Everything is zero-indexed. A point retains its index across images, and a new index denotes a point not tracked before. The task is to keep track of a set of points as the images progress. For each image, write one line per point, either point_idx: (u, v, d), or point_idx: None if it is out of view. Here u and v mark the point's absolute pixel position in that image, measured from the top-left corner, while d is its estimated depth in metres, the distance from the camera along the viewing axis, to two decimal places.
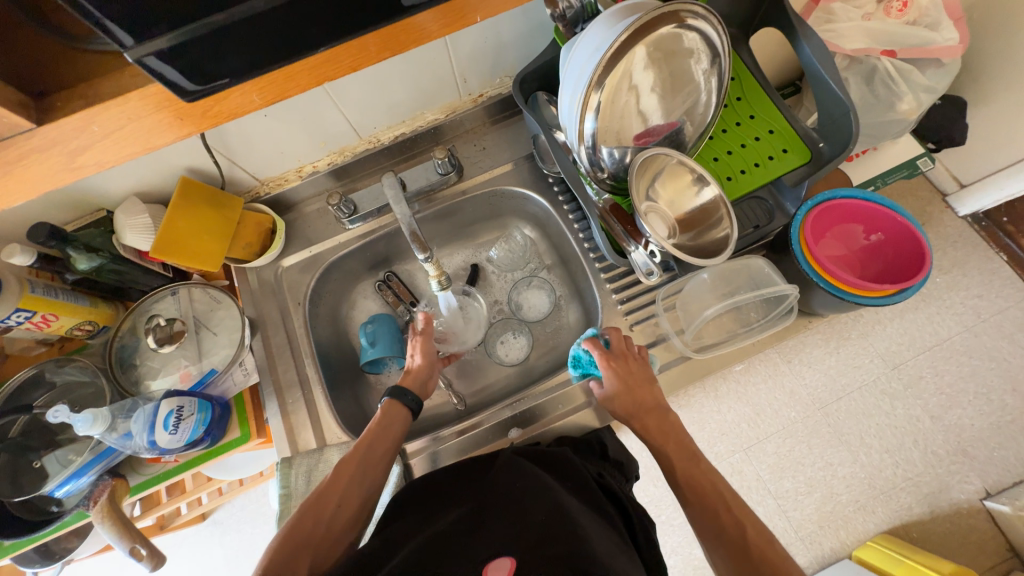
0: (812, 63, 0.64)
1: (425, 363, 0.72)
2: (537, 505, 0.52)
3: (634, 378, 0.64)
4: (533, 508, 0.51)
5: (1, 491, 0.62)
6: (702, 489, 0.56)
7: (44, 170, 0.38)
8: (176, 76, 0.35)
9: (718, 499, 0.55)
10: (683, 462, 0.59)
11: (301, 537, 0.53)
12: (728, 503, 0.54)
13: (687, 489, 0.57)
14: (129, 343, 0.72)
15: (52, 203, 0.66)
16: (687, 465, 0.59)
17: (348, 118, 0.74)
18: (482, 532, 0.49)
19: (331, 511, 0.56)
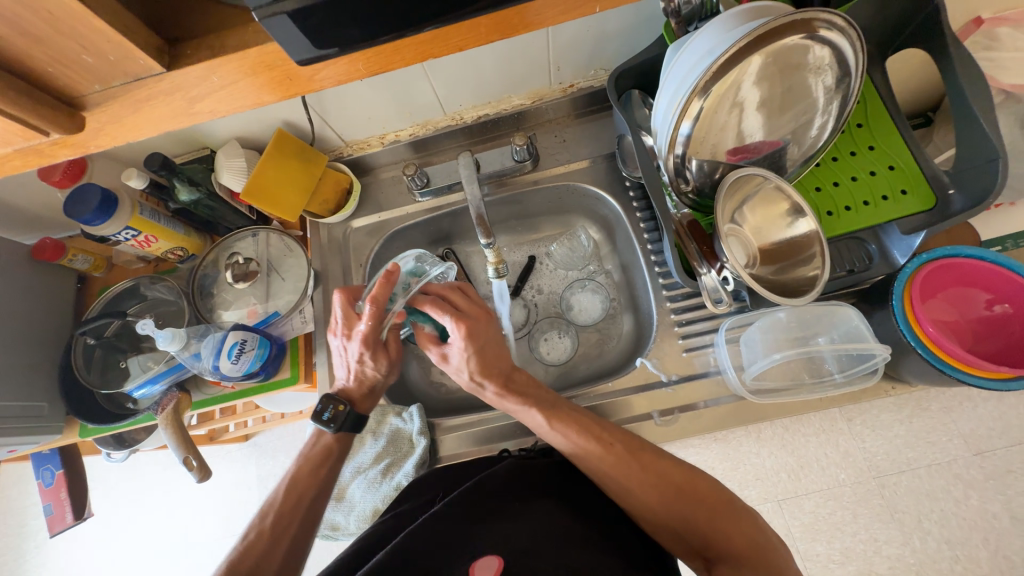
0: (963, 97, 0.55)
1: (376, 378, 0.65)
2: (526, 508, 0.55)
3: (492, 345, 0.60)
4: (523, 510, 0.54)
5: (93, 381, 0.72)
6: (664, 482, 0.54)
7: (164, 116, 0.34)
8: (276, 40, 0.31)
9: (693, 494, 0.53)
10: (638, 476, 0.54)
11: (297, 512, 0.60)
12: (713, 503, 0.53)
13: (653, 495, 0.53)
14: (211, 274, 0.78)
15: (166, 136, 0.73)
16: (648, 478, 0.54)
17: (436, 92, 0.74)
18: (482, 526, 0.52)
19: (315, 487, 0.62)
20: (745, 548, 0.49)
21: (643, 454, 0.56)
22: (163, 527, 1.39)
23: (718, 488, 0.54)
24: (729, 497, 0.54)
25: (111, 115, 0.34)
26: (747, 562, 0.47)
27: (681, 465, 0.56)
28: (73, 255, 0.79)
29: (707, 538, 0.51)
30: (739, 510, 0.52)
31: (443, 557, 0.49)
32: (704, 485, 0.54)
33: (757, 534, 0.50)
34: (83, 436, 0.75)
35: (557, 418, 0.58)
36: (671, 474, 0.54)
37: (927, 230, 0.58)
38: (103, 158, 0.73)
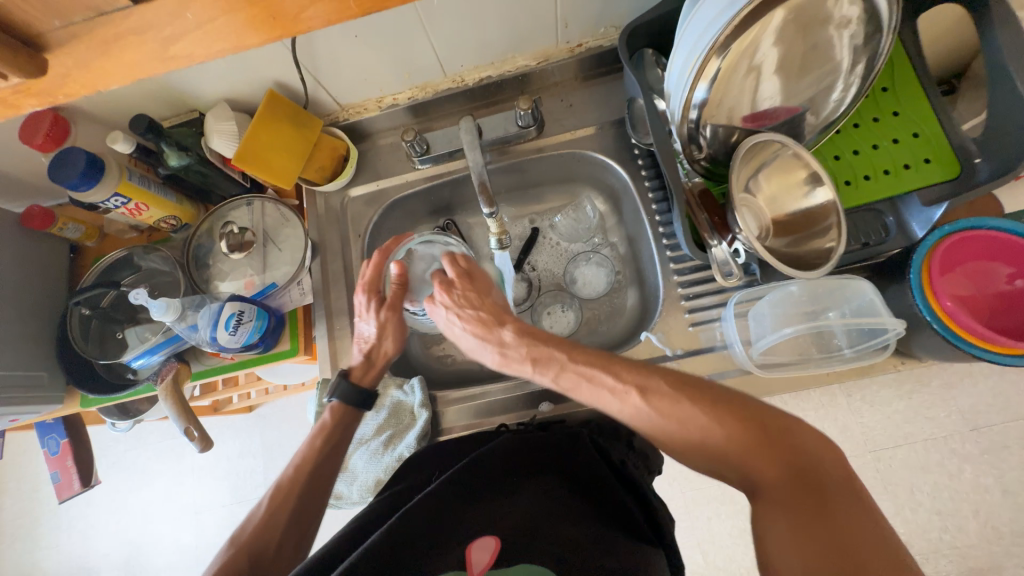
0: (1000, 56, 0.51)
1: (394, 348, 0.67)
2: (524, 491, 0.55)
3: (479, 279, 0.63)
4: (521, 494, 0.55)
5: (91, 351, 0.71)
6: (688, 423, 0.46)
7: (136, 61, 0.31)
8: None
9: (724, 435, 0.45)
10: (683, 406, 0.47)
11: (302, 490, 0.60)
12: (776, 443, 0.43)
13: (704, 429, 0.45)
14: (205, 244, 0.76)
15: (151, 97, 0.69)
16: (696, 409, 0.46)
17: (436, 51, 0.70)
18: (478, 508, 0.53)
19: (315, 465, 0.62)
20: (791, 492, 0.41)
21: (658, 397, 0.48)
22: (173, 494, 1.42)
23: (765, 414, 0.45)
24: (780, 419, 0.45)
25: (77, 58, 0.31)
26: (793, 506, 0.40)
27: (710, 394, 0.47)
28: (63, 224, 0.76)
29: (746, 474, 0.44)
30: (794, 439, 0.44)
31: (438, 536, 0.50)
32: (743, 412, 0.46)
33: (812, 468, 0.42)
34: (85, 406, 0.75)
35: (563, 369, 0.54)
36: (695, 418, 0.46)
37: (950, 201, 0.55)
38: (87, 121, 0.70)
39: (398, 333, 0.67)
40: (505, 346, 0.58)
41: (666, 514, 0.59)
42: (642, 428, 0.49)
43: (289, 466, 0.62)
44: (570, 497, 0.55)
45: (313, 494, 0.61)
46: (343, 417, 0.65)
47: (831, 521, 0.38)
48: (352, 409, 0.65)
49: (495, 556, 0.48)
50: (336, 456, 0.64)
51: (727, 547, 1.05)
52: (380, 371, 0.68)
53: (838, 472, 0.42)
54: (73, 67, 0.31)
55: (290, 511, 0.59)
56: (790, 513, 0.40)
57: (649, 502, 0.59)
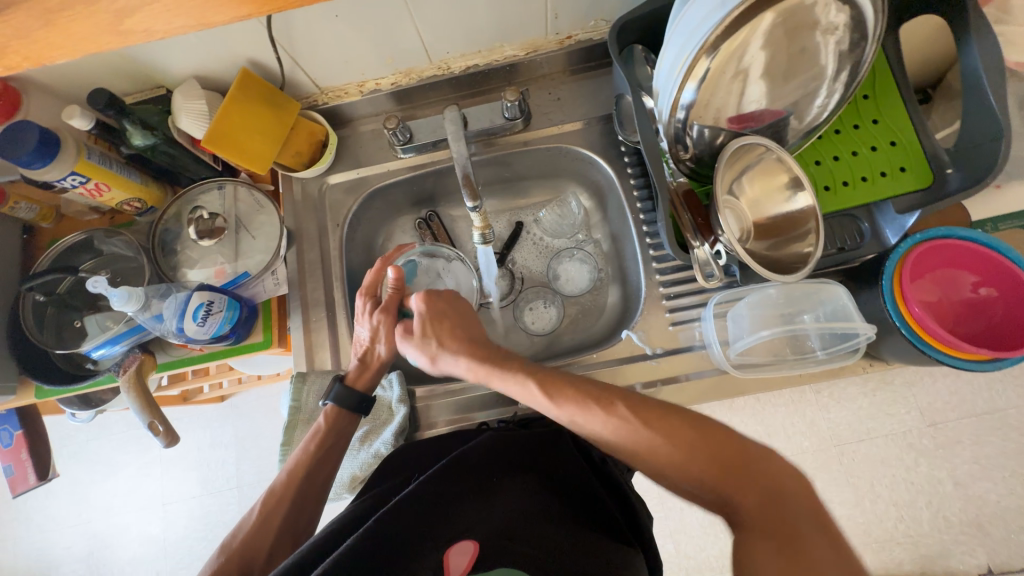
0: (976, 70, 0.52)
1: (387, 354, 0.66)
2: (506, 493, 0.54)
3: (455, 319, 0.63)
4: (502, 495, 0.54)
5: (46, 340, 0.67)
6: (674, 445, 0.47)
7: (88, 33, 0.29)
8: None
9: (706, 459, 0.46)
10: (659, 430, 0.48)
11: (291, 493, 0.60)
12: (745, 463, 0.45)
13: (683, 455, 0.47)
14: (173, 229, 0.72)
15: (112, 70, 0.64)
16: (673, 436, 0.48)
17: (421, 36, 0.67)
18: (459, 510, 0.52)
19: (305, 471, 0.61)
20: (768, 518, 0.42)
21: (646, 414, 0.50)
22: (139, 485, 1.37)
23: (745, 440, 0.47)
24: (762, 449, 0.46)
25: (18, 27, 0.28)
26: (767, 536, 0.41)
27: (693, 417, 0.49)
28: (15, 203, 0.72)
29: (726, 497, 0.45)
30: (772, 470, 0.44)
31: (418, 540, 0.49)
32: (725, 438, 0.47)
33: (790, 502, 0.42)
34: (40, 397, 0.71)
35: (551, 389, 0.54)
36: (683, 437, 0.48)
37: (922, 209, 0.57)
38: (41, 93, 0.65)
39: (393, 340, 0.66)
40: (488, 360, 0.59)
41: (642, 509, 0.60)
42: (622, 446, 0.50)
43: (281, 474, 0.61)
44: (550, 497, 0.55)
45: (310, 502, 0.61)
46: (337, 420, 0.64)
47: (803, 557, 0.39)
48: (347, 412, 0.64)
49: (473, 560, 0.48)
50: (329, 463, 0.63)
51: (697, 537, 1.08)
52: (377, 374, 0.67)
53: (813, 510, 0.42)
54: (13, 36, 0.28)
55: (277, 513, 0.59)
56: (768, 540, 0.41)
57: (628, 498, 0.60)
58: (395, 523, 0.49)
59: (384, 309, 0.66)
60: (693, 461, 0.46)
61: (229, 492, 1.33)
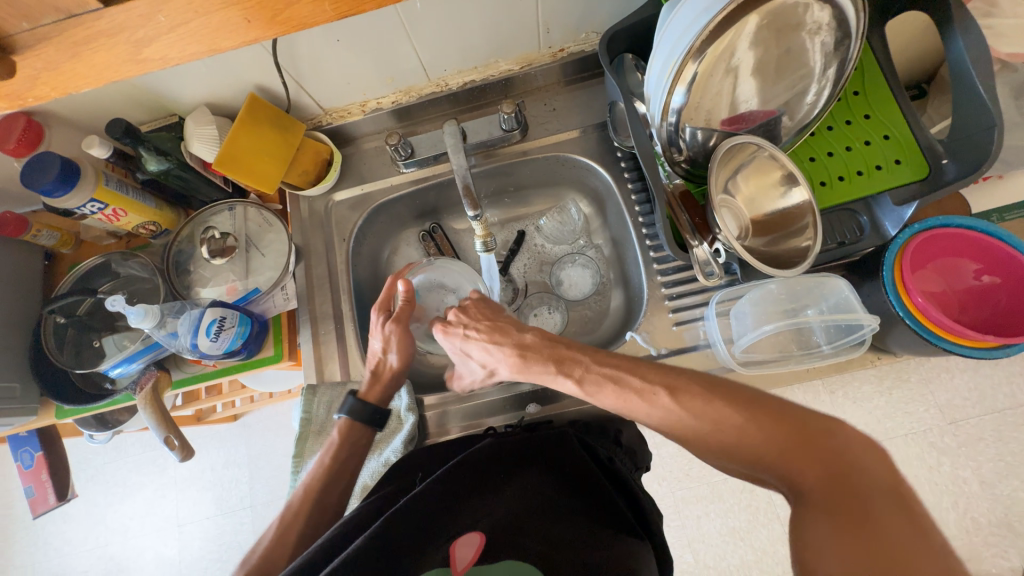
0: (961, 61, 0.53)
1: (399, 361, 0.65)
2: (509, 491, 0.56)
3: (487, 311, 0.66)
4: (506, 494, 0.55)
5: (66, 361, 0.69)
6: (721, 425, 0.47)
7: (106, 62, 0.31)
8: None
9: (759, 439, 0.45)
10: (709, 407, 0.48)
11: (316, 503, 0.61)
12: (807, 432, 0.44)
13: (730, 434, 0.47)
14: (186, 250, 0.75)
15: (128, 101, 0.68)
16: (725, 414, 0.47)
17: (419, 56, 0.70)
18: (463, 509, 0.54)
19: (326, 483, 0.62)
20: (828, 492, 0.41)
21: (687, 396, 0.49)
22: (154, 507, 1.38)
23: (795, 416, 0.46)
24: (816, 422, 0.45)
25: (46, 60, 0.30)
26: (831, 513, 0.39)
27: (737, 393, 0.49)
28: (37, 231, 0.75)
29: (783, 473, 0.44)
30: (829, 441, 0.43)
31: (425, 535, 0.51)
32: (775, 414, 0.46)
33: (856, 472, 0.41)
34: (60, 417, 0.73)
35: (586, 372, 0.55)
36: (728, 417, 0.47)
37: (919, 201, 0.57)
38: (62, 126, 0.68)
39: (404, 348, 0.66)
40: (526, 347, 0.59)
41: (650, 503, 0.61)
42: (674, 430, 0.50)
43: (300, 487, 0.62)
44: (556, 494, 0.56)
45: (321, 511, 0.61)
46: (349, 434, 0.65)
47: (873, 528, 0.37)
48: (362, 425, 0.64)
49: (479, 552, 0.50)
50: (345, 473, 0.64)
51: (717, 545, 1.06)
52: (391, 386, 0.67)
53: (882, 481, 0.40)
54: (41, 69, 0.30)
55: (300, 524, 0.60)
56: (828, 517, 0.39)
57: (637, 496, 0.60)
58: (399, 522, 0.50)
59: (396, 320, 0.66)
60: (750, 435, 0.46)
61: (243, 512, 1.34)
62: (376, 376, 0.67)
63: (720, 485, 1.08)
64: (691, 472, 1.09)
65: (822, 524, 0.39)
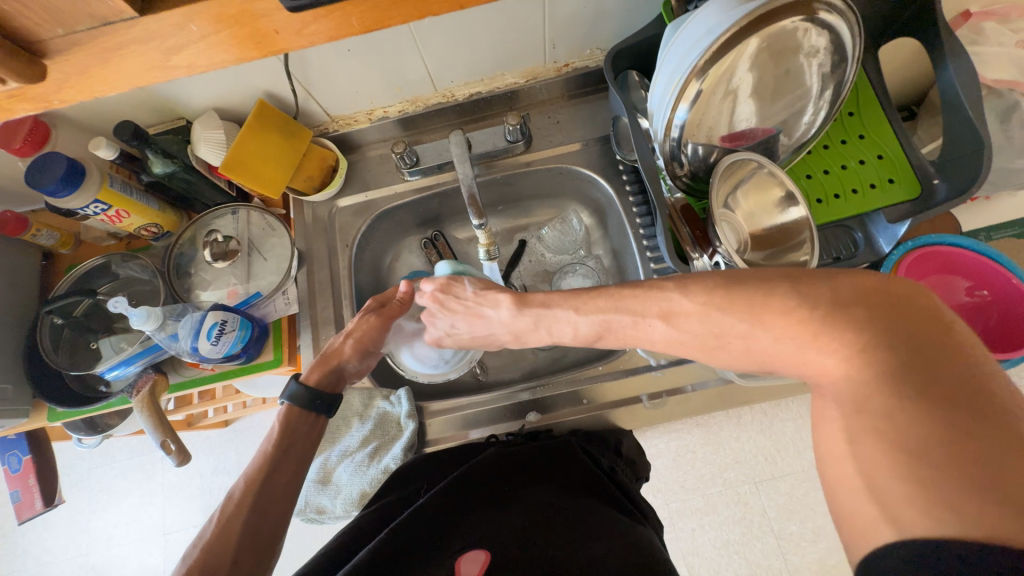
0: (952, 86, 0.55)
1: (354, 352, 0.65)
2: (512, 510, 0.56)
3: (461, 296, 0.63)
4: (509, 513, 0.55)
5: (61, 362, 0.69)
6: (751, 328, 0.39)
7: (134, 69, 0.31)
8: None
9: (827, 360, 0.35)
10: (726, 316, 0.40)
11: (268, 491, 0.54)
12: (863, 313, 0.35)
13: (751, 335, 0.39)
14: (187, 253, 0.75)
15: (137, 104, 0.68)
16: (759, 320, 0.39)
17: (427, 67, 0.72)
18: (468, 521, 0.54)
19: (274, 471, 0.55)
20: (909, 423, 0.30)
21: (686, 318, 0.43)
22: (140, 514, 1.35)
23: (903, 318, 0.34)
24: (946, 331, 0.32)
25: (76, 65, 0.31)
26: (917, 402, 0.31)
27: (820, 294, 0.37)
28: (37, 230, 0.75)
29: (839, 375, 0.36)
30: (945, 360, 0.32)
31: (432, 548, 0.51)
32: (879, 314, 0.34)
33: (984, 416, 0.29)
34: (52, 420, 0.72)
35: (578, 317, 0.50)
36: (741, 326, 0.40)
37: (912, 219, 0.59)
38: (69, 127, 0.69)
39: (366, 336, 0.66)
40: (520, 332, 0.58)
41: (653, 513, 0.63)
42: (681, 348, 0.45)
43: (242, 477, 0.55)
44: (566, 502, 0.57)
45: (276, 500, 0.54)
46: (296, 418, 0.60)
47: (965, 403, 0.30)
48: (302, 410, 0.60)
49: (485, 567, 0.49)
50: (297, 460, 0.57)
51: (711, 558, 1.06)
52: (337, 376, 0.65)
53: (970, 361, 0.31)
54: (72, 73, 0.31)
55: (242, 515, 0.51)
56: (919, 400, 0.31)
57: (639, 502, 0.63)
58: (405, 536, 0.51)
59: (382, 316, 0.67)
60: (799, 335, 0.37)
61: None
62: (325, 360, 0.65)
63: (714, 498, 1.08)
64: (686, 484, 1.09)
65: (876, 459, 0.31)
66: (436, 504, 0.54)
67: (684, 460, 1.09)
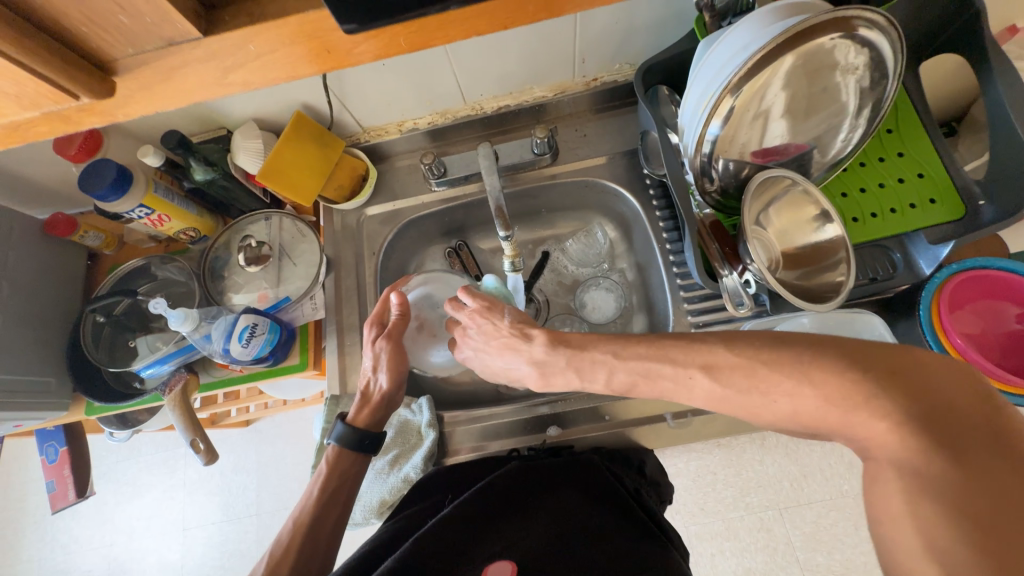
0: (1001, 105, 0.53)
1: (392, 387, 0.65)
2: (540, 518, 0.56)
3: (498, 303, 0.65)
4: (535, 522, 0.55)
5: (101, 359, 0.72)
6: (776, 386, 0.41)
7: (195, 85, 0.33)
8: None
9: (870, 425, 0.35)
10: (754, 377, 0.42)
11: (312, 536, 0.59)
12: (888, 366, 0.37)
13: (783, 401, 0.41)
14: (222, 257, 0.78)
15: (183, 114, 0.72)
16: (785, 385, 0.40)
17: (458, 80, 0.73)
18: (495, 530, 0.54)
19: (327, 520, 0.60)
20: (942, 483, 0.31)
21: (725, 372, 0.44)
22: (161, 509, 1.39)
23: (924, 390, 0.35)
24: (988, 413, 0.33)
25: (141, 81, 0.33)
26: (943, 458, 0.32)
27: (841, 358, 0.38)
28: (85, 231, 0.78)
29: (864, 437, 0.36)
30: (953, 412, 0.33)
31: (463, 552, 0.52)
32: (897, 386, 0.36)
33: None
34: (89, 413, 0.75)
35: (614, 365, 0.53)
36: (780, 384, 0.40)
37: (955, 240, 0.57)
38: (119, 134, 0.72)
39: (395, 365, 0.66)
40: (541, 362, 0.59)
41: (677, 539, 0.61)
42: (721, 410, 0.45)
43: (289, 521, 0.60)
44: (591, 517, 0.56)
45: (321, 542, 0.59)
46: (344, 460, 0.63)
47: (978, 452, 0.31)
48: (351, 452, 0.63)
49: None
50: (339, 501, 0.62)
51: None
52: (383, 411, 0.66)
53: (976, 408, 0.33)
54: (136, 89, 0.33)
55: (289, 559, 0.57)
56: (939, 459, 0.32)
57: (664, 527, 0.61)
58: (437, 537, 0.52)
59: (389, 337, 0.66)
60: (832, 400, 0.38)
61: (249, 519, 1.33)
62: (366, 399, 0.67)
63: (736, 523, 1.04)
64: (706, 507, 1.06)
65: (934, 530, 0.30)
66: (461, 516, 0.54)
67: (704, 482, 1.05)
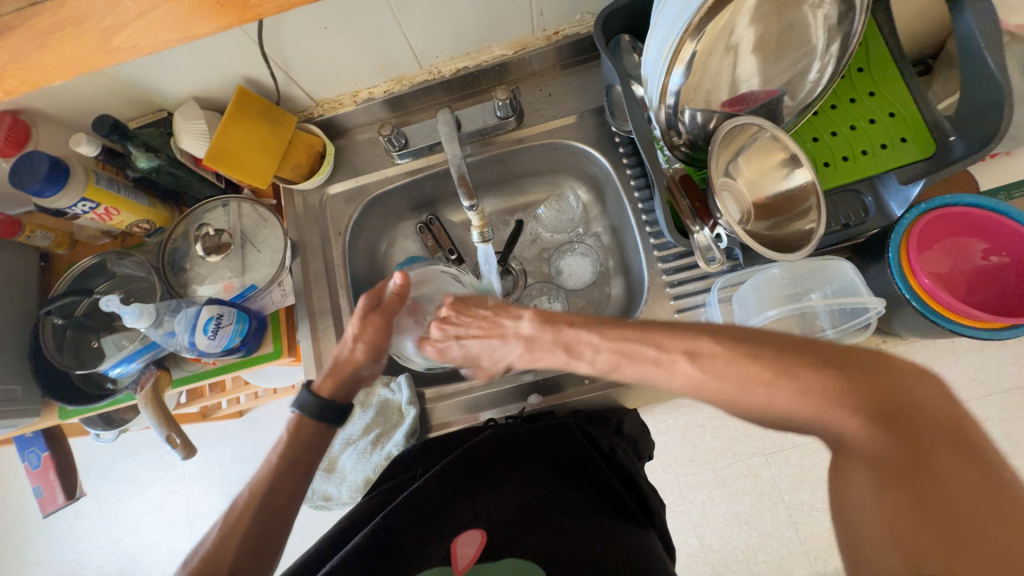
0: (970, 33, 0.51)
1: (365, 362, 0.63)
2: (510, 489, 0.59)
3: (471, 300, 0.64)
4: (507, 491, 0.59)
5: (67, 362, 0.69)
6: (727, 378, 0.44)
7: (76, 52, 0.30)
8: None
9: (841, 418, 0.39)
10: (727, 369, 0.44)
11: (271, 510, 0.57)
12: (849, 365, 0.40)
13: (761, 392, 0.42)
14: (181, 248, 0.74)
15: (115, 97, 0.67)
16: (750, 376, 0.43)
17: (410, 43, 0.69)
18: (467, 500, 0.58)
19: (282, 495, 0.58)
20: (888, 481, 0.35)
21: (707, 359, 0.46)
22: (164, 502, 1.40)
23: (887, 392, 0.38)
24: (949, 422, 0.36)
25: (12, 51, 0.29)
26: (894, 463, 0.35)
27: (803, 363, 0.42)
28: (31, 231, 0.74)
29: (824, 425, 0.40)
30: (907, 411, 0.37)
31: (432, 530, 0.56)
32: (859, 385, 0.39)
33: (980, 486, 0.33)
34: (64, 418, 0.73)
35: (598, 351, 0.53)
36: (755, 372, 0.42)
37: (926, 179, 0.56)
38: (49, 124, 0.67)
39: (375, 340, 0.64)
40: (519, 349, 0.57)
41: (654, 496, 0.63)
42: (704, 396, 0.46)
43: (244, 488, 0.58)
44: (559, 487, 0.59)
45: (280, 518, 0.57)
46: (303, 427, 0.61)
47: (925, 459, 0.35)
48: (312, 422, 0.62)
49: (480, 551, 0.53)
50: (296, 473, 0.60)
51: (721, 529, 1.07)
52: (349, 384, 0.64)
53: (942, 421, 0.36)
54: (7, 60, 0.30)
55: (237, 534, 0.55)
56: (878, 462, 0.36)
57: (639, 486, 0.62)
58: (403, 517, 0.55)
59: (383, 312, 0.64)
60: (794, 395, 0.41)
61: None
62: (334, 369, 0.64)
63: (724, 471, 1.08)
64: (695, 458, 1.09)
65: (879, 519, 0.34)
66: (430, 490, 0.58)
67: (692, 435, 1.08)
